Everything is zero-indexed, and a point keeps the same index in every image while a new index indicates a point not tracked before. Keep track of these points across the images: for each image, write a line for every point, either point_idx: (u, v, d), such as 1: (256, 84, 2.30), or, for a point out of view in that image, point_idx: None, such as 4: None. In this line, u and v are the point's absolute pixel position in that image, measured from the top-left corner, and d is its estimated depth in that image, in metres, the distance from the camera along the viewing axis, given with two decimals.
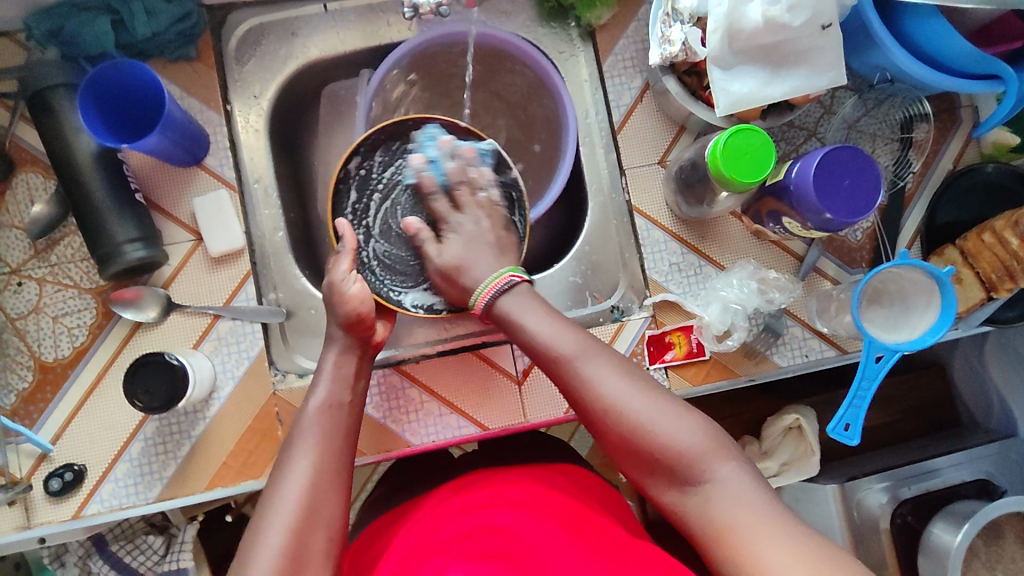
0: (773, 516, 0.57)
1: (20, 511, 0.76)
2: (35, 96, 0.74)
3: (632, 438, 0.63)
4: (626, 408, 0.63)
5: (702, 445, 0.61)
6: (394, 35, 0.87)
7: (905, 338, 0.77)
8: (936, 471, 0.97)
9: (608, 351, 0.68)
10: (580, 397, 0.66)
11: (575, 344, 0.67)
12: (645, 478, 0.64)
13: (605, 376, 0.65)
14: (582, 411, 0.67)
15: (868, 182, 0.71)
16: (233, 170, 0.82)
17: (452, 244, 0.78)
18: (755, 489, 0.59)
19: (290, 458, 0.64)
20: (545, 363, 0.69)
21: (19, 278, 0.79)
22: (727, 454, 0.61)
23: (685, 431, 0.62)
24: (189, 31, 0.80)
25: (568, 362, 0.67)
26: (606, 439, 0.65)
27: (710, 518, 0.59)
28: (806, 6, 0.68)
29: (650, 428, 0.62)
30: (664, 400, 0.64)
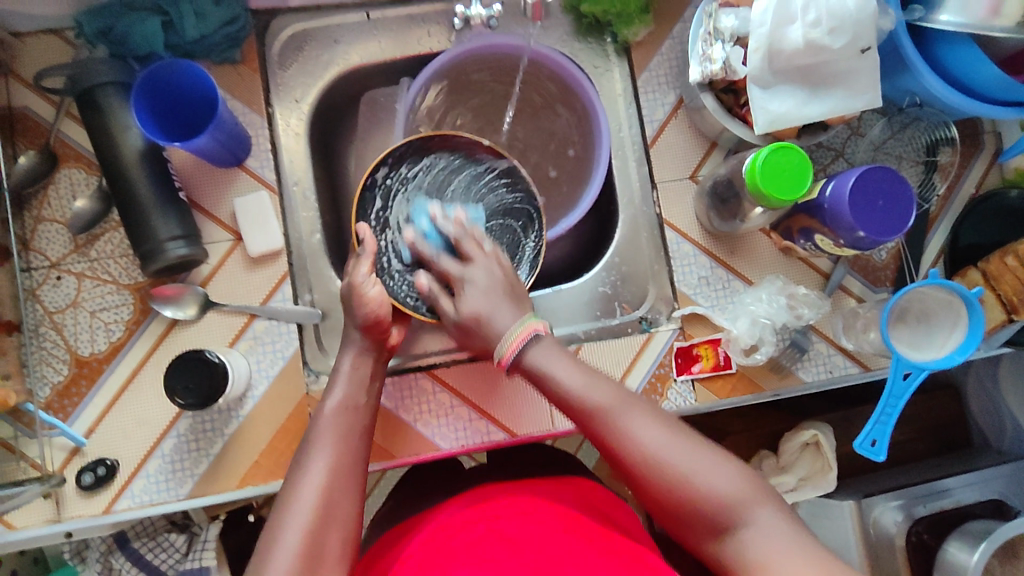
0: (814, 556, 0.57)
1: (51, 504, 0.76)
2: (83, 93, 0.75)
3: (671, 487, 0.62)
4: (665, 457, 0.63)
5: (742, 490, 0.61)
6: (433, 45, 0.89)
7: (933, 355, 0.78)
8: (947, 492, 0.98)
9: (643, 403, 0.67)
10: (617, 449, 0.65)
11: (610, 395, 0.67)
12: (684, 526, 0.63)
13: (642, 427, 0.64)
14: (619, 463, 0.66)
15: (903, 203, 0.73)
16: (274, 171, 0.83)
17: (462, 296, 0.74)
18: (796, 533, 0.59)
19: (307, 458, 0.64)
20: (580, 416, 0.67)
21: (58, 273, 0.79)
22: (765, 499, 0.61)
23: (725, 477, 0.62)
24: (235, 34, 0.81)
25: (604, 415, 0.66)
26: (643, 490, 0.65)
27: (753, 562, 0.59)
28: (847, 29, 0.70)
29: (690, 478, 0.62)
30: (702, 446, 0.64)
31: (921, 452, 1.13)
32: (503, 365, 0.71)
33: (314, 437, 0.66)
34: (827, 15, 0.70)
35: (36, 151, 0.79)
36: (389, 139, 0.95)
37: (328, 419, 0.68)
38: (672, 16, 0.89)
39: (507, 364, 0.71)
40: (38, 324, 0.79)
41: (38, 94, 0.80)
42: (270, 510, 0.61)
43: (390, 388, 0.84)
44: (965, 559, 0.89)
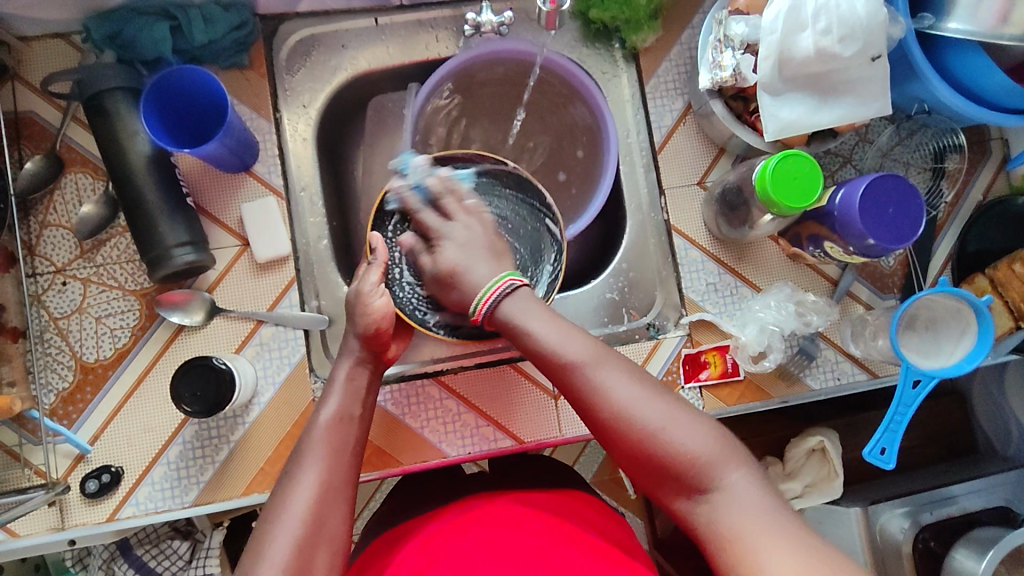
0: (778, 519, 0.57)
1: (55, 512, 0.76)
2: (91, 99, 0.74)
3: (643, 444, 0.62)
4: (637, 412, 0.62)
5: (713, 451, 0.61)
6: (441, 50, 0.89)
7: (942, 363, 0.78)
8: (952, 499, 0.98)
9: (618, 358, 0.66)
10: (590, 403, 0.64)
11: (585, 350, 0.65)
12: (654, 482, 0.63)
13: (616, 382, 0.63)
14: (590, 416, 0.65)
15: (914, 210, 0.73)
16: (281, 177, 0.83)
17: (446, 248, 0.75)
18: (765, 497, 0.59)
19: (298, 464, 0.63)
20: (553, 370, 0.66)
21: (63, 278, 0.79)
22: (736, 462, 0.61)
23: (696, 437, 0.61)
24: (244, 39, 0.81)
25: (578, 368, 0.64)
26: (613, 444, 0.64)
27: (719, 525, 0.58)
28: (857, 37, 0.70)
29: (661, 435, 0.61)
30: (676, 405, 0.63)
31: (926, 457, 1.12)
32: (480, 318, 0.71)
33: (307, 441, 0.66)
34: (837, 23, 0.70)
35: (42, 156, 0.79)
36: (396, 144, 0.95)
37: (327, 422, 0.67)
38: (681, 22, 0.89)
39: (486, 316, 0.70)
40: (43, 330, 0.78)
41: (45, 98, 0.80)
42: (258, 516, 0.61)
43: (397, 394, 0.83)
44: (972, 566, 0.89)
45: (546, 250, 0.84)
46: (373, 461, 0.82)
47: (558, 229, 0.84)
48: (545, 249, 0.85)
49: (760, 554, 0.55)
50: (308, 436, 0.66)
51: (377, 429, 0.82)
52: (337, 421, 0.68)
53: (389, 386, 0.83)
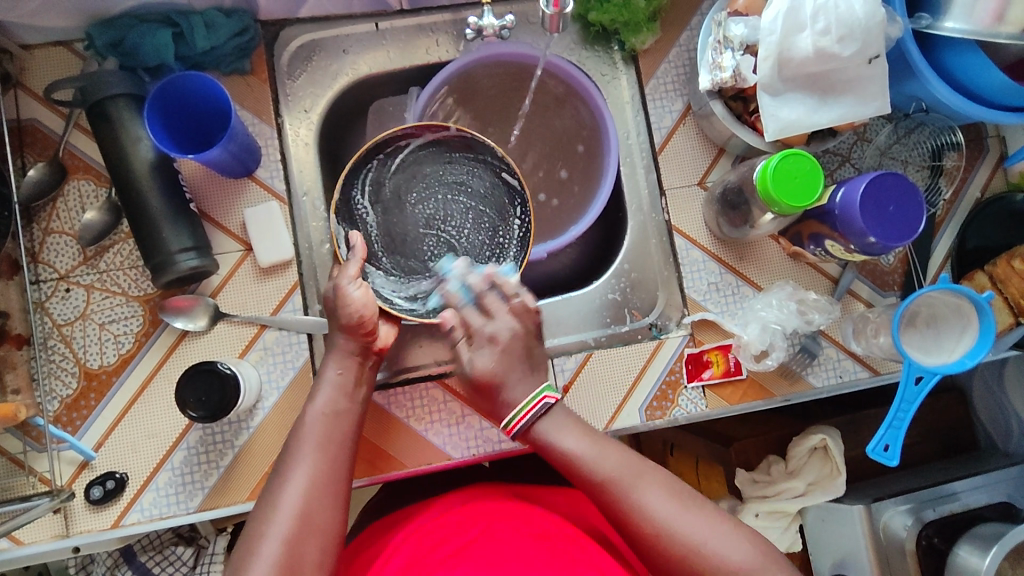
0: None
1: (60, 519, 0.75)
2: (94, 106, 0.74)
3: (687, 562, 0.62)
4: (678, 529, 0.63)
5: (753, 561, 0.62)
6: (441, 54, 0.89)
7: (943, 361, 0.78)
8: (955, 495, 0.98)
9: (652, 471, 0.66)
10: (629, 522, 0.64)
11: (620, 466, 0.66)
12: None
13: (652, 499, 0.64)
14: (629, 534, 0.65)
15: (914, 208, 0.73)
16: (283, 182, 0.83)
17: (483, 349, 0.70)
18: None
19: (288, 467, 0.63)
20: (587, 488, 0.66)
21: (67, 285, 0.79)
22: (776, 568, 0.62)
23: (736, 547, 0.62)
24: (245, 45, 0.81)
25: (615, 486, 0.65)
26: (655, 562, 0.64)
27: None
28: (856, 37, 0.71)
29: (704, 549, 0.62)
30: (713, 513, 0.64)
31: (927, 454, 1.13)
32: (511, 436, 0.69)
33: (296, 441, 0.65)
34: (836, 23, 0.71)
35: (45, 163, 0.79)
36: None
37: (326, 420, 0.67)
38: (679, 24, 0.89)
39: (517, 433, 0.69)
40: (46, 337, 0.78)
41: (47, 106, 0.80)
42: (249, 513, 0.62)
43: (400, 396, 0.83)
44: (977, 564, 0.89)
45: (510, 204, 0.86)
46: (377, 465, 0.82)
47: (518, 183, 0.85)
48: (508, 202, 0.86)
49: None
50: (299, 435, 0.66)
51: (381, 433, 0.82)
52: (339, 420, 0.68)
53: (392, 389, 0.83)
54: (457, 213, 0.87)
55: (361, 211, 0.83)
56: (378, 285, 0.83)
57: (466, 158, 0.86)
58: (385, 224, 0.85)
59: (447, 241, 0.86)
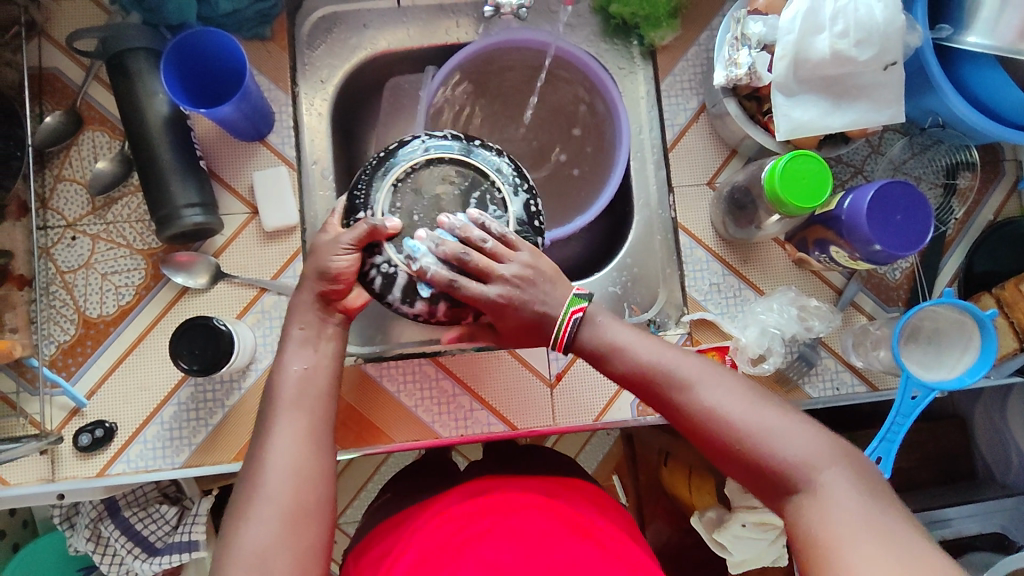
0: (879, 526, 0.53)
1: (46, 462, 0.76)
2: (113, 58, 0.76)
3: (733, 446, 0.61)
4: (724, 416, 0.61)
5: (805, 453, 0.58)
6: (460, 36, 0.90)
7: (943, 376, 0.77)
8: (947, 522, 0.98)
9: (699, 367, 0.65)
10: (675, 413, 0.64)
11: (666, 358, 0.65)
12: (748, 481, 0.62)
13: (698, 391, 0.63)
14: (680, 424, 0.65)
15: (921, 220, 0.73)
16: (294, 149, 0.84)
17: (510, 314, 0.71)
18: (866, 499, 0.55)
19: (253, 491, 0.58)
20: (638, 380, 0.66)
21: (73, 233, 0.79)
22: (833, 461, 0.58)
23: (792, 441, 0.59)
24: (267, 11, 0.83)
25: (656, 375, 0.65)
26: (706, 451, 0.64)
27: (822, 530, 0.55)
28: (873, 42, 0.71)
29: (750, 439, 0.60)
30: (767, 408, 0.62)
31: (924, 480, 1.10)
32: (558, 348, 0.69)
33: (262, 461, 0.60)
34: (855, 27, 0.71)
35: (62, 112, 0.80)
36: (411, 126, 0.96)
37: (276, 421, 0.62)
38: (700, 23, 0.89)
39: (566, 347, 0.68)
40: (49, 282, 0.79)
41: (68, 55, 0.81)
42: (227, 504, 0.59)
43: (393, 369, 0.83)
44: None
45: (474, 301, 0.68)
46: (364, 436, 0.81)
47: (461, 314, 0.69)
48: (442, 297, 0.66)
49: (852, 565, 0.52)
50: (262, 454, 0.60)
51: (371, 406, 0.82)
52: (297, 409, 0.63)
53: (385, 362, 0.83)
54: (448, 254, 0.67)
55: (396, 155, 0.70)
56: (454, 135, 0.72)
57: (406, 263, 0.66)
58: (413, 171, 0.69)
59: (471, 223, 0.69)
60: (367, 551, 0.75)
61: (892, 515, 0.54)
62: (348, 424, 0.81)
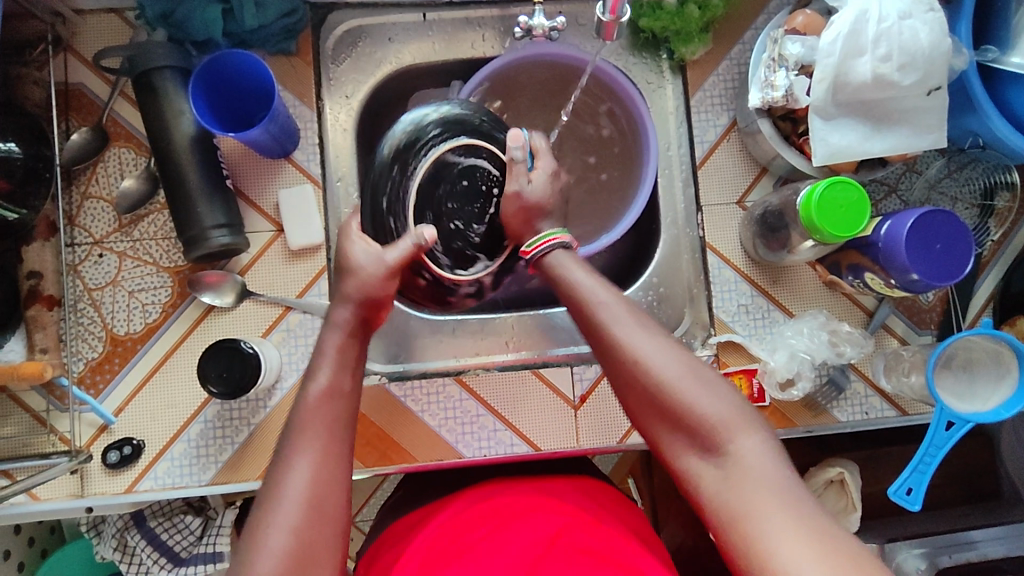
0: (793, 499, 0.51)
1: (76, 479, 0.77)
2: (140, 76, 0.75)
3: (655, 395, 0.58)
4: (653, 365, 0.59)
5: (729, 414, 0.56)
6: (485, 49, 0.89)
7: (976, 408, 0.75)
8: (972, 544, 0.94)
9: (643, 314, 0.63)
10: (608, 352, 0.62)
11: (612, 298, 0.63)
12: (665, 439, 0.59)
13: (635, 333, 0.60)
14: (608, 367, 0.63)
15: (961, 251, 0.71)
16: (319, 165, 0.83)
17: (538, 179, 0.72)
18: (779, 470, 0.53)
19: (268, 525, 0.54)
20: (579, 315, 0.65)
21: (100, 250, 0.80)
22: (754, 429, 0.56)
23: (715, 399, 0.57)
24: (293, 26, 0.82)
25: (599, 313, 0.63)
26: (628, 402, 0.61)
27: (734, 498, 0.53)
28: (917, 66, 0.70)
29: (673, 389, 0.57)
30: (698, 364, 0.59)
31: (950, 498, 1.07)
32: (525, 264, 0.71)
33: (273, 500, 0.55)
34: (899, 51, 0.69)
35: (89, 129, 0.80)
36: None
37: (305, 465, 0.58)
38: (732, 37, 0.87)
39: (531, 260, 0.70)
40: (77, 300, 0.79)
41: (94, 71, 0.81)
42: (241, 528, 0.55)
43: (416, 390, 0.83)
44: None
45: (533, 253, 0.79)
46: (389, 455, 0.81)
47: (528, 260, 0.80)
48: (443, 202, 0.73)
49: (768, 537, 0.50)
50: (280, 479, 0.56)
51: (395, 425, 0.82)
52: (316, 437, 0.59)
53: (409, 382, 0.83)
54: (484, 233, 0.75)
55: (411, 165, 0.72)
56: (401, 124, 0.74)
57: (477, 269, 0.76)
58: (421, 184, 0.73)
59: (472, 196, 0.74)
60: (370, 558, 0.71)
61: (806, 492, 0.52)
62: (373, 443, 0.81)
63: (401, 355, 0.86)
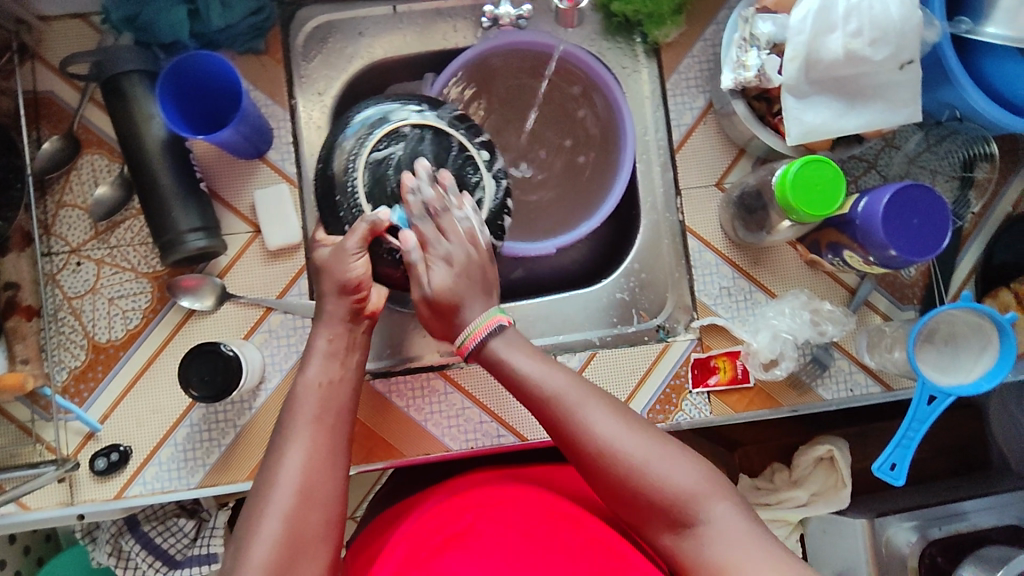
0: (770, 554, 0.55)
1: (65, 488, 0.77)
2: (108, 81, 0.75)
3: (626, 481, 0.59)
4: (620, 451, 0.59)
5: (698, 484, 0.58)
6: (458, 40, 0.88)
7: (959, 381, 0.75)
8: (963, 514, 0.90)
9: (599, 394, 0.63)
10: (573, 442, 0.61)
11: (566, 385, 0.63)
12: (640, 517, 0.60)
13: (598, 419, 0.61)
14: (573, 457, 0.62)
15: (938, 225, 0.71)
16: (294, 164, 0.83)
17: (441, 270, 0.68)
18: (751, 528, 0.57)
19: (257, 523, 0.56)
20: (535, 406, 0.64)
21: (78, 258, 0.79)
22: (720, 493, 0.59)
23: (683, 472, 0.59)
24: (261, 25, 0.81)
25: (560, 401, 0.62)
26: (594, 485, 0.62)
27: (716, 562, 0.56)
28: (889, 40, 0.69)
29: (645, 470, 0.59)
30: (659, 438, 0.61)
31: (939, 471, 1.08)
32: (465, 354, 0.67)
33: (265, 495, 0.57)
34: (869, 26, 0.69)
35: (60, 137, 0.80)
36: None
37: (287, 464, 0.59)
38: (705, 18, 0.87)
39: (471, 352, 0.67)
40: (57, 309, 0.79)
41: (63, 78, 0.81)
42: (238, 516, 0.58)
43: (400, 385, 0.83)
44: None
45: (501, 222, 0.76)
46: (376, 452, 0.81)
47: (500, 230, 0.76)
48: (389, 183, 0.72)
49: None
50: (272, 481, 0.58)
51: (381, 421, 0.82)
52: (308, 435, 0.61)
53: (393, 378, 0.83)
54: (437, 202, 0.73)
55: (350, 179, 0.72)
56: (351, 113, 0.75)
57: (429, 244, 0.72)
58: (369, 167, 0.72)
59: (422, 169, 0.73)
60: (359, 542, 0.73)
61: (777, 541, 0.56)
62: (359, 440, 0.82)
63: (385, 351, 0.87)
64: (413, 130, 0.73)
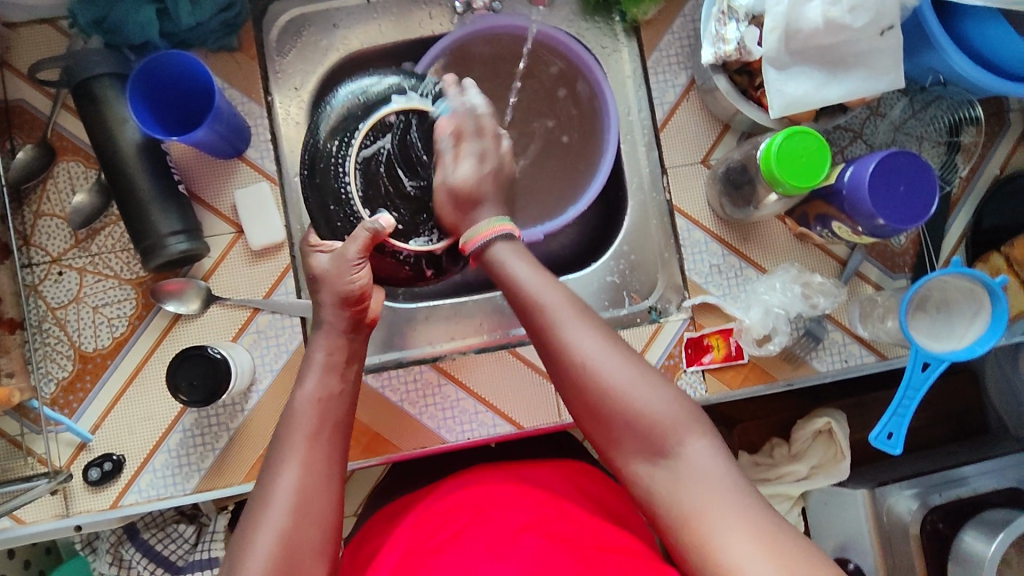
0: (740, 501, 0.53)
1: (59, 500, 0.76)
2: (79, 86, 0.73)
3: (602, 399, 0.58)
4: (599, 368, 0.59)
5: (674, 415, 0.57)
6: (434, 27, 0.87)
7: (952, 347, 0.75)
8: (963, 479, 0.90)
9: (589, 312, 0.63)
10: (554, 353, 0.61)
11: (557, 297, 0.63)
12: (610, 444, 0.59)
13: (582, 335, 0.60)
14: (553, 369, 0.62)
15: (925, 191, 0.70)
16: (274, 162, 0.82)
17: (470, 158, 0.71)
18: (723, 470, 0.55)
19: (255, 529, 0.55)
20: (523, 311, 0.64)
21: (59, 268, 0.78)
22: (700, 431, 0.57)
23: (661, 400, 0.58)
24: (232, 21, 0.79)
25: (546, 311, 0.62)
26: (572, 405, 0.61)
27: (681, 499, 0.54)
28: (868, 7, 0.69)
29: (622, 392, 0.58)
30: (643, 366, 0.60)
31: (936, 438, 1.08)
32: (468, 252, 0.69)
33: (262, 507, 0.56)
34: None
35: (34, 145, 0.78)
36: None
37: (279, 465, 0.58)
38: None
39: (473, 251, 0.68)
40: (41, 320, 0.78)
41: (33, 85, 0.79)
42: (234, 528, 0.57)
43: (394, 379, 0.82)
44: (982, 548, 0.80)
45: None
46: (372, 447, 0.81)
47: None
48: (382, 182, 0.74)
49: (718, 541, 0.51)
50: (271, 487, 0.58)
51: (375, 416, 0.81)
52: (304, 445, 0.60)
53: (385, 372, 0.82)
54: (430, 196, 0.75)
55: (342, 183, 0.73)
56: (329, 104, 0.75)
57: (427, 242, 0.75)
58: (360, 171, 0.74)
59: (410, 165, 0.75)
60: (355, 547, 0.72)
61: (754, 493, 0.54)
62: (355, 437, 0.81)
63: (377, 346, 0.86)
64: (397, 118, 0.74)
